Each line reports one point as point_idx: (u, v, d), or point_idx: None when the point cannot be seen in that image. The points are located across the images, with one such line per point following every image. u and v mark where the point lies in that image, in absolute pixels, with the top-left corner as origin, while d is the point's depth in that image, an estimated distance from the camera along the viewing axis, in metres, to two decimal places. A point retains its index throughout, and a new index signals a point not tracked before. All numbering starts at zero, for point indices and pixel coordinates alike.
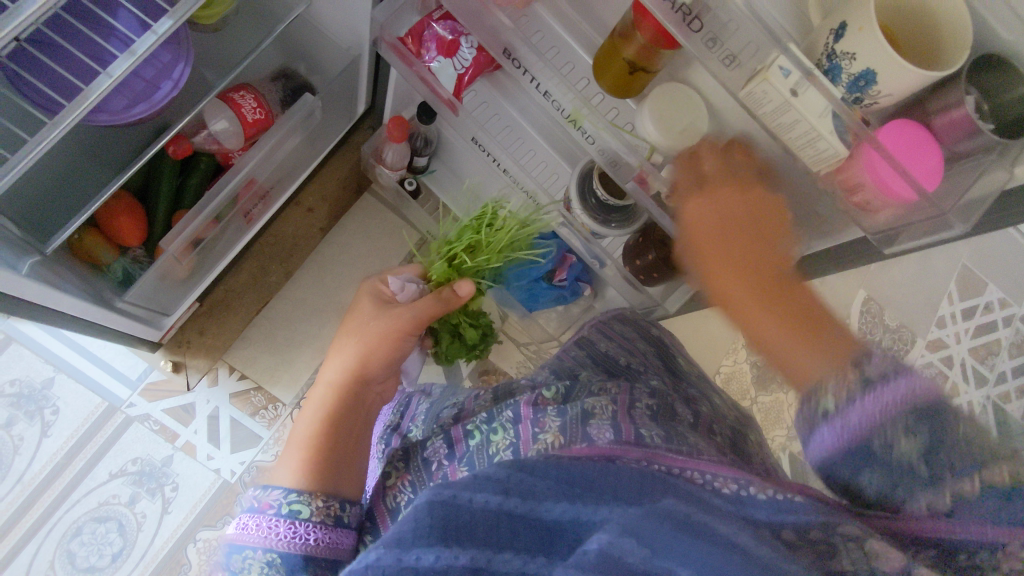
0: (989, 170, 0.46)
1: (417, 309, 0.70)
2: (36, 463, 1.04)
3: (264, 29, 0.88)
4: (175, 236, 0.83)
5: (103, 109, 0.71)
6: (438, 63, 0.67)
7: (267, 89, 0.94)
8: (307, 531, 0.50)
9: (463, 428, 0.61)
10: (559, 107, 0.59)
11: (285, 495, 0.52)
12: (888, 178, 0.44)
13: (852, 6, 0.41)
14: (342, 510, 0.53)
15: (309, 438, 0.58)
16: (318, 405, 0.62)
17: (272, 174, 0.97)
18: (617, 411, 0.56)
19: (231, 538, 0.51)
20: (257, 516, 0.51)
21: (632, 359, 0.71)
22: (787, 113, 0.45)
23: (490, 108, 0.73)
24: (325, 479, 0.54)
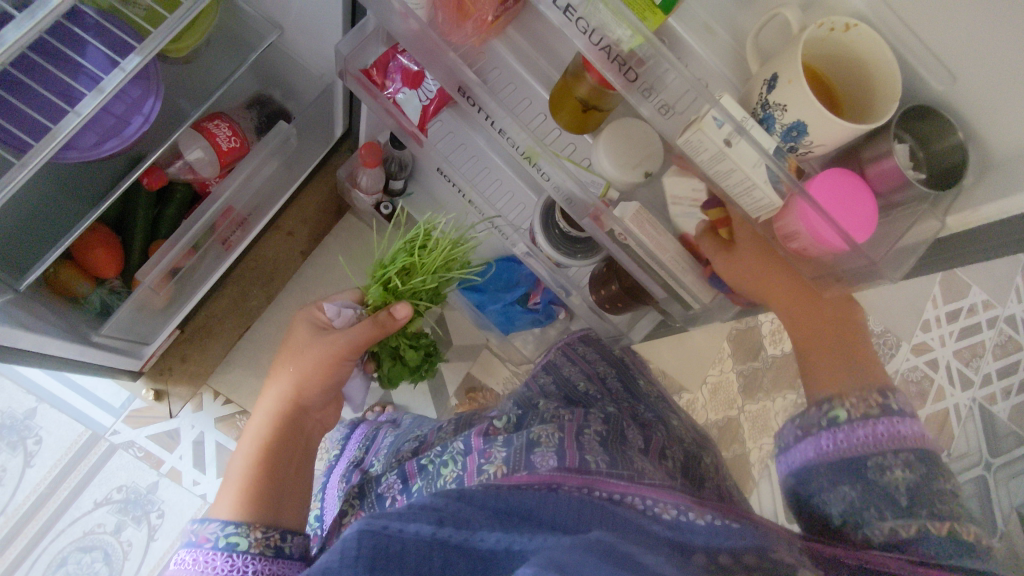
0: (921, 219, 0.48)
1: (352, 336, 0.72)
2: (20, 493, 1.04)
3: (237, 57, 0.88)
4: (152, 266, 0.83)
5: (72, 147, 0.71)
6: (403, 94, 0.68)
7: (241, 116, 0.95)
8: (245, 562, 0.52)
9: (416, 463, 0.62)
10: (514, 145, 0.60)
11: (222, 527, 0.54)
12: (819, 228, 0.45)
13: (783, 60, 0.43)
14: (283, 539, 0.56)
15: (249, 473, 0.60)
16: (257, 436, 0.65)
17: (249, 202, 0.98)
18: (564, 438, 0.56)
19: (169, 574, 0.53)
20: (195, 551, 0.53)
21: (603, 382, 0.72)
22: (722, 163, 0.45)
23: (456, 138, 0.73)
24: (264, 512, 0.57)
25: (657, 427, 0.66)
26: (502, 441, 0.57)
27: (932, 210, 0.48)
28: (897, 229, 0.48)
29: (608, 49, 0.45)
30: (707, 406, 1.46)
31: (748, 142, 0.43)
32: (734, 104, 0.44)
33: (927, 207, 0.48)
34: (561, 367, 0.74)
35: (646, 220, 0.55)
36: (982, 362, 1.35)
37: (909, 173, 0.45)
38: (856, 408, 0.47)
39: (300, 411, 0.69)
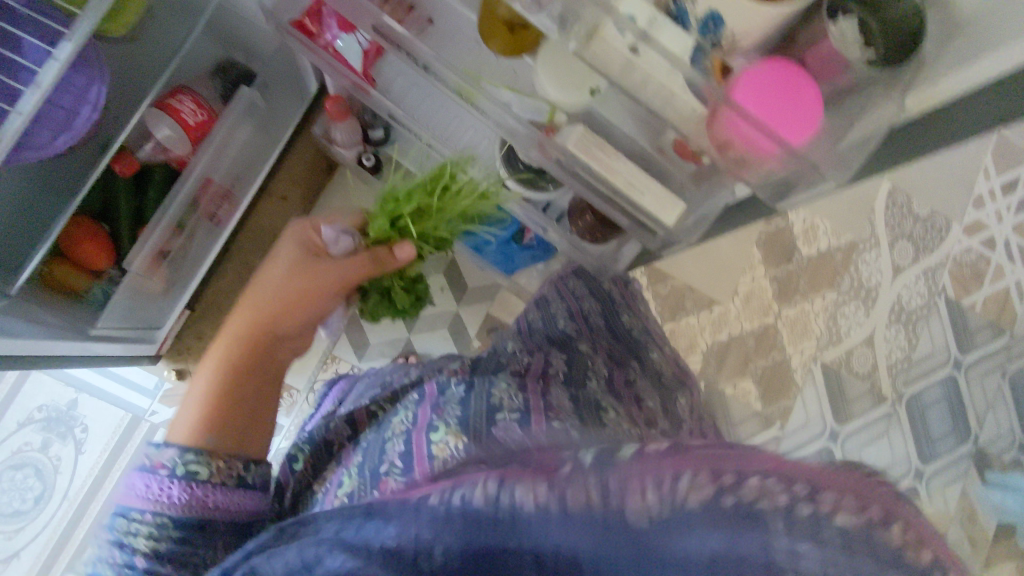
0: (878, 101, 0.44)
1: (337, 270, 0.72)
2: (78, 478, 1.10)
3: (186, 24, 0.84)
4: (139, 249, 0.82)
5: (28, 146, 0.70)
6: (342, 41, 0.67)
7: (202, 86, 0.91)
8: (205, 492, 0.50)
9: (366, 410, 0.57)
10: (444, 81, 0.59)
11: (180, 456, 0.51)
12: (749, 132, 0.43)
13: None
14: (243, 467, 0.54)
15: (212, 394, 0.59)
16: (224, 357, 0.63)
17: (228, 173, 0.95)
18: (528, 399, 0.48)
19: (120, 497, 0.50)
20: (149, 477, 0.49)
21: (588, 322, 0.68)
22: (633, 75, 0.44)
23: (409, 79, 0.73)
24: (226, 438, 0.55)
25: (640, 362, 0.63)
26: (462, 390, 0.48)
27: (892, 87, 0.43)
28: (856, 110, 0.45)
29: None
30: (741, 316, 1.37)
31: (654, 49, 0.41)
32: (639, 5, 0.41)
33: (884, 83, 0.43)
34: (549, 304, 0.70)
35: (593, 144, 0.52)
36: None
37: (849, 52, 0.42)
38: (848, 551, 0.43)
39: (274, 336, 0.67)
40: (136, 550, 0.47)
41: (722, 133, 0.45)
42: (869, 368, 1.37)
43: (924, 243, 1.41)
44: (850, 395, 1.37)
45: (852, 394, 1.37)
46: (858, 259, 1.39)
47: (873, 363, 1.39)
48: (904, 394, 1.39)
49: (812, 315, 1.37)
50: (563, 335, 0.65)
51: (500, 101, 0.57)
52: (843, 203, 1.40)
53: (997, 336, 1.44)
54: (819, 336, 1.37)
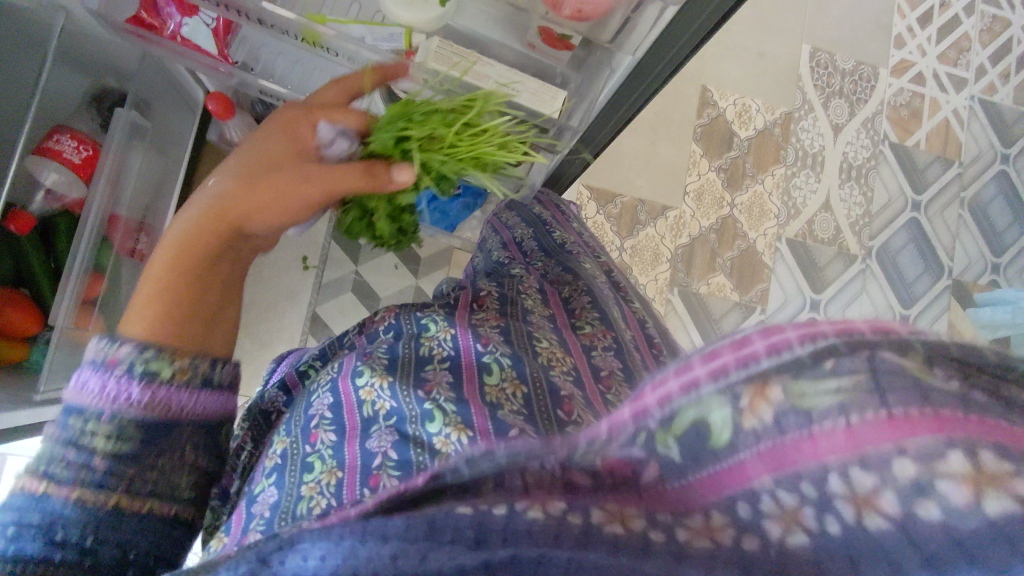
0: None
1: (324, 179, 0.52)
2: None
3: (37, 56, 0.79)
4: (59, 307, 0.80)
5: None
6: (187, 26, 0.64)
7: (78, 121, 0.86)
8: (172, 394, 0.44)
9: (296, 371, 0.54)
10: (289, 33, 0.61)
11: (137, 351, 0.43)
12: None
13: None
14: (221, 370, 0.47)
15: (163, 291, 0.47)
16: (183, 242, 0.48)
17: (135, 204, 0.91)
18: (460, 334, 0.48)
19: (70, 391, 0.43)
20: (104, 375, 0.42)
21: (522, 246, 0.67)
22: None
23: (271, 48, 0.68)
24: (179, 339, 0.46)
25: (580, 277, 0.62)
26: (391, 333, 0.49)
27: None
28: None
29: None
30: (698, 215, 1.35)
31: None
32: None
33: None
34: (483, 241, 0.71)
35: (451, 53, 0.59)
36: (971, 54, 1.46)
37: None
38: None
39: (242, 231, 0.52)
40: (95, 450, 0.41)
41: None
42: (832, 231, 1.38)
43: (856, 97, 1.40)
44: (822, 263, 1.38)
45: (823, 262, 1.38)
46: (797, 129, 1.38)
47: (836, 226, 1.39)
48: (873, 247, 1.40)
49: (765, 195, 1.36)
50: (498, 267, 0.63)
51: (350, 35, 0.60)
52: (768, 76, 1.38)
53: (948, 167, 1.45)
54: (778, 214, 1.37)
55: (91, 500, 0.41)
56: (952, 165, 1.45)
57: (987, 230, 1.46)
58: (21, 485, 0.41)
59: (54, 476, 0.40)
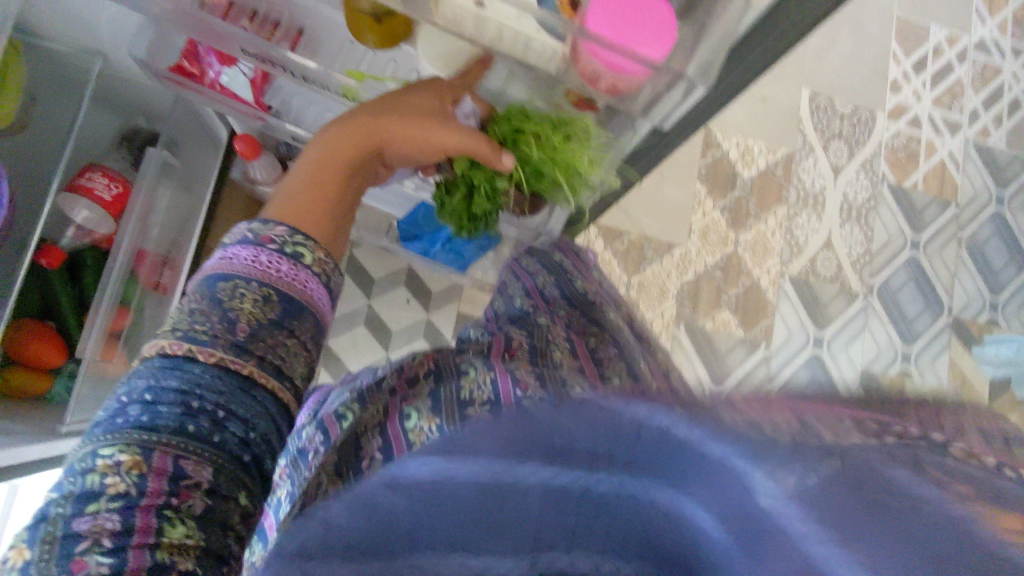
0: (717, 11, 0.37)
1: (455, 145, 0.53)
2: None
3: (72, 99, 0.81)
4: (88, 338, 0.81)
5: None
6: (225, 75, 0.65)
7: (112, 160, 0.89)
8: (306, 279, 0.44)
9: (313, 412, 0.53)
10: (328, 87, 0.62)
11: (289, 235, 0.44)
12: (616, 62, 0.37)
13: None
14: (335, 275, 0.47)
15: (312, 185, 0.48)
16: (329, 150, 0.50)
17: (161, 240, 0.93)
18: (498, 380, 0.45)
19: (219, 256, 0.43)
20: (255, 250, 0.43)
21: (544, 295, 0.67)
22: (488, 27, 0.38)
23: (304, 97, 0.68)
24: (324, 235, 0.47)
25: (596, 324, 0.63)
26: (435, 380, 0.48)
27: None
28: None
29: None
30: (702, 252, 1.38)
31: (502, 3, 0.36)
32: None
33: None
34: (507, 287, 0.69)
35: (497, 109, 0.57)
36: (964, 99, 1.51)
37: None
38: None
39: (377, 155, 0.53)
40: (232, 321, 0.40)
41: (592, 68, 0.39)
42: (834, 269, 1.41)
43: (855, 140, 1.45)
44: (824, 300, 1.40)
45: (826, 299, 1.40)
46: (797, 170, 1.42)
47: (838, 264, 1.42)
48: (874, 284, 1.42)
49: (768, 234, 1.39)
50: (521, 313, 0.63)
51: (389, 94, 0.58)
52: (770, 119, 1.43)
53: (945, 209, 1.49)
54: (781, 252, 1.40)
55: (229, 363, 0.38)
56: (949, 207, 1.49)
57: (983, 269, 1.49)
58: (156, 351, 0.39)
59: (195, 340, 0.38)
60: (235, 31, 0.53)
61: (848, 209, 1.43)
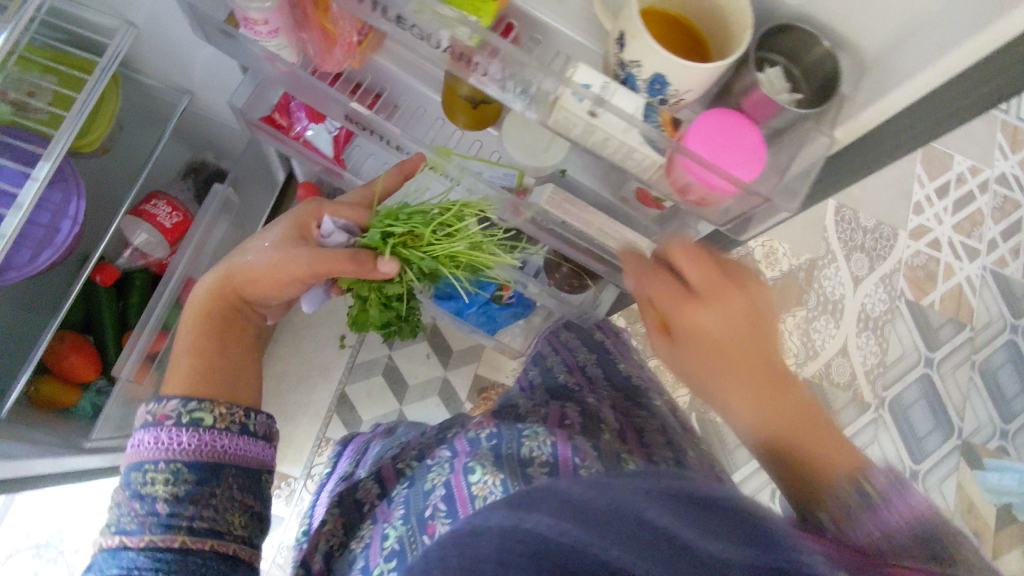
0: (810, 137, 0.41)
1: (315, 269, 0.55)
2: None
3: (156, 127, 0.87)
4: (126, 358, 0.83)
5: (11, 266, 0.69)
6: (311, 130, 0.71)
7: (179, 189, 0.94)
8: (208, 438, 0.50)
9: (394, 467, 0.59)
10: (415, 158, 0.64)
11: (182, 406, 0.51)
12: (703, 172, 0.40)
13: (624, 15, 0.38)
14: (246, 419, 0.54)
15: (191, 353, 0.56)
16: (200, 323, 0.58)
17: (209, 269, 0.96)
18: (557, 444, 0.49)
19: (130, 455, 0.50)
20: (156, 433, 0.49)
21: (585, 372, 0.70)
22: (596, 134, 0.41)
23: (378, 158, 0.75)
24: (209, 387, 0.54)
25: (639, 410, 0.64)
26: (489, 434, 0.51)
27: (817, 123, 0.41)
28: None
29: (450, 48, 0.43)
30: None
31: (612, 113, 0.39)
32: (593, 74, 0.39)
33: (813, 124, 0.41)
34: (545, 358, 0.73)
35: (564, 200, 0.57)
36: (985, 229, 1.56)
37: (780, 99, 0.41)
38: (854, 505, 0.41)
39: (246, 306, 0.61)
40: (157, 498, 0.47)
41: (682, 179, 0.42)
42: (849, 377, 1.42)
43: (877, 253, 1.49)
44: (836, 407, 1.41)
45: (838, 406, 1.41)
46: (819, 276, 1.45)
47: (852, 372, 1.44)
48: (886, 397, 1.43)
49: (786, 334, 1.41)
50: (564, 388, 0.66)
51: (470, 169, 0.61)
52: (795, 224, 1.48)
53: (960, 330, 1.51)
54: (797, 353, 1.41)
55: (159, 543, 0.46)
56: (964, 328, 1.51)
57: (998, 395, 1.50)
58: (99, 546, 0.47)
59: (127, 529, 0.47)
60: (336, 96, 0.57)
61: (866, 319, 1.45)
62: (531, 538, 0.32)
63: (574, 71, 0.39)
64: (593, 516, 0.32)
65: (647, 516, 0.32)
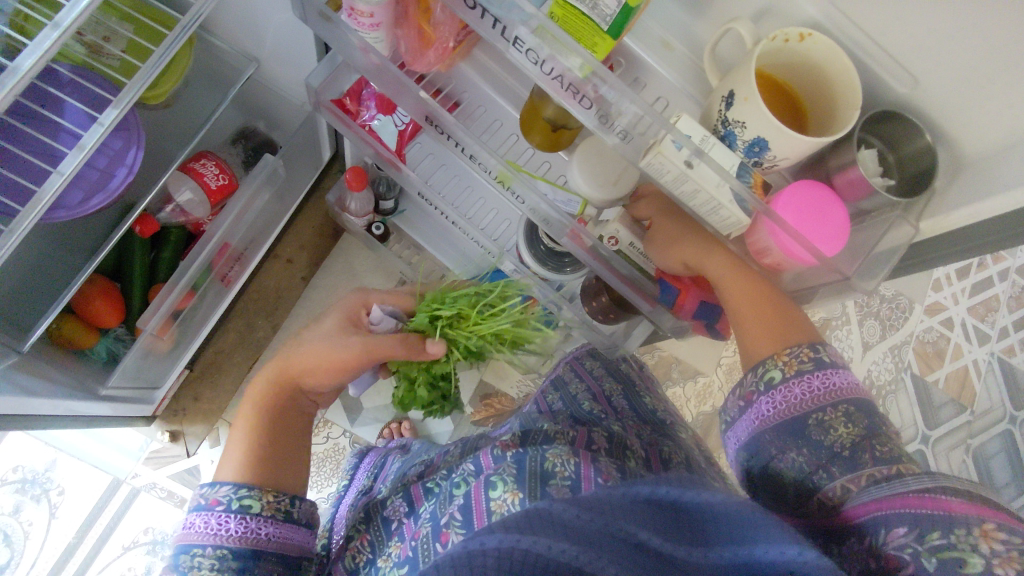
0: (896, 224, 0.52)
1: (367, 344, 0.65)
2: (48, 545, 1.04)
3: (221, 90, 0.88)
4: (152, 314, 0.83)
5: (61, 205, 0.70)
6: (378, 120, 0.73)
7: (228, 153, 0.94)
8: (258, 525, 0.53)
9: (422, 486, 0.59)
10: (486, 169, 0.66)
11: (234, 492, 0.54)
12: (789, 246, 0.49)
13: (738, 79, 0.48)
14: (293, 508, 0.56)
15: (249, 437, 0.59)
16: (255, 411, 0.61)
17: (245, 236, 0.97)
18: (580, 465, 0.51)
19: (180, 538, 0.52)
20: (205, 515, 0.52)
21: (611, 403, 0.71)
22: (686, 183, 0.49)
23: (437, 159, 0.80)
24: (266, 475, 0.56)
25: (669, 441, 0.66)
26: (514, 457, 0.52)
27: (905, 218, 0.52)
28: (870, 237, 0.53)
29: (558, 77, 0.50)
30: (725, 388, 1.37)
31: (707, 165, 0.47)
32: (693, 126, 0.48)
33: (899, 213, 0.52)
34: (567, 384, 0.74)
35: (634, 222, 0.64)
36: (999, 316, 1.37)
37: (875, 180, 0.49)
38: (788, 365, 0.52)
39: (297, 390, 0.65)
40: None
41: (763, 237, 0.51)
42: None
43: (890, 323, 1.34)
44: None
45: None
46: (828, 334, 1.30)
47: None
48: None
49: None
50: (589, 417, 0.67)
51: (536, 189, 0.64)
52: None
53: (959, 413, 1.33)
54: None
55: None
56: (964, 412, 1.33)
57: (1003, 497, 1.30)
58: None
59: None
60: (421, 95, 0.58)
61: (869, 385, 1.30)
62: (536, 563, 0.38)
63: (678, 120, 0.48)
64: (591, 539, 0.39)
65: (626, 531, 0.39)
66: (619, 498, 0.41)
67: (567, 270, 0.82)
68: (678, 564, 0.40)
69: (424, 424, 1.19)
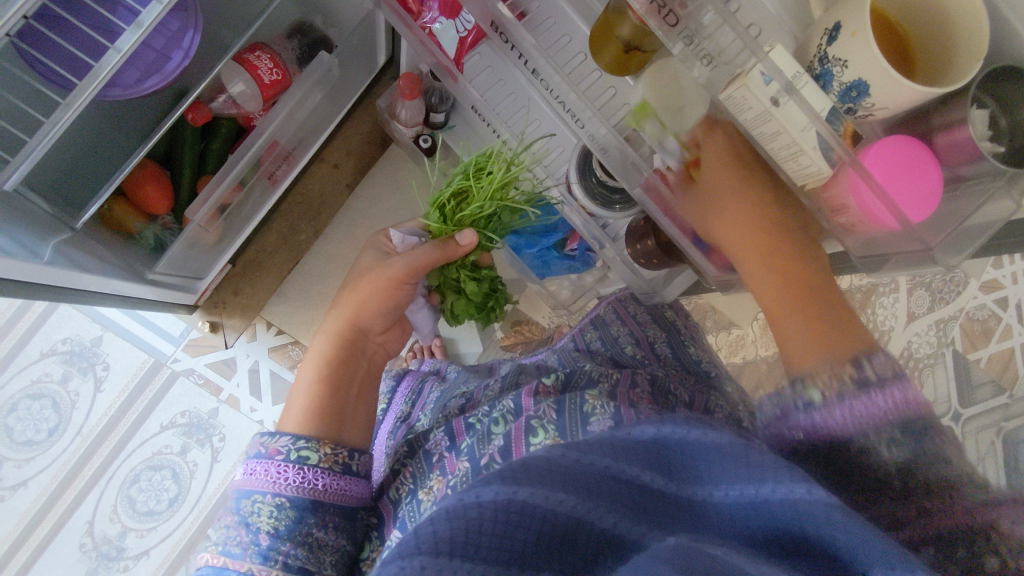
0: (997, 196, 0.49)
1: (409, 263, 0.73)
2: (94, 416, 1.09)
3: None
4: (201, 204, 0.83)
5: (117, 83, 0.69)
6: (439, 24, 0.71)
7: (282, 46, 0.90)
8: (316, 476, 0.58)
9: (464, 422, 0.64)
10: (549, 88, 0.64)
11: (292, 442, 0.59)
12: (873, 205, 0.47)
13: (847, 11, 0.46)
14: (349, 457, 0.62)
15: (312, 384, 0.67)
16: (318, 358, 0.70)
17: (294, 135, 0.95)
18: (620, 407, 0.57)
19: (240, 484, 0.58)
20: (267, 463, 0.58)
21: (655, 350, 0.78)
22: (769, 123, 0.48)
23: (494, 72, 0.77)
24: (331, 430, 0.62)
25: (715, 394, 0.72)
26: (555, 401, 0.59)
27: (1007, 189, 0.49)
28: (965, 209, 0.51)
29: None
30: None
31: (797, 103, 0.45)
32: (788, 60, 0.46)
33: (1001, 185, 0.49)
34: (608, 325, 0.81)
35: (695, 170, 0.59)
36: None
37: (983, 145, 0.47)
38: (830, 389, 0.43)
39: (358, 330, 0.73)
40: (261, 529, 0.55)
41: (841, 195, 0.49)
42: None
43: (941, 295, 1.14)
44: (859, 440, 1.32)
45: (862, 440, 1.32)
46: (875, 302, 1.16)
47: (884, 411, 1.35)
48: None
49: None
50: (632, 361, 0.74)
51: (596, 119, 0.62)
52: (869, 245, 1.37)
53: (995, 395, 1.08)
54: None
55: (258, 572, 0.53)
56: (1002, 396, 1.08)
57: None
58: (206, 561, 0.55)
59: (232, 552, 0.54)
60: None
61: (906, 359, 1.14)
62: (538, 513, 0.37)
63: (770, 52, 0.46)
64: (584, 485, 0.39)
65: (629, 475, 0.40)
66: (615, 439, 0.41)
67: (616, 209, 0.80)
68: (683, 503, 0.40)
69: (455, 344, 1.20)
